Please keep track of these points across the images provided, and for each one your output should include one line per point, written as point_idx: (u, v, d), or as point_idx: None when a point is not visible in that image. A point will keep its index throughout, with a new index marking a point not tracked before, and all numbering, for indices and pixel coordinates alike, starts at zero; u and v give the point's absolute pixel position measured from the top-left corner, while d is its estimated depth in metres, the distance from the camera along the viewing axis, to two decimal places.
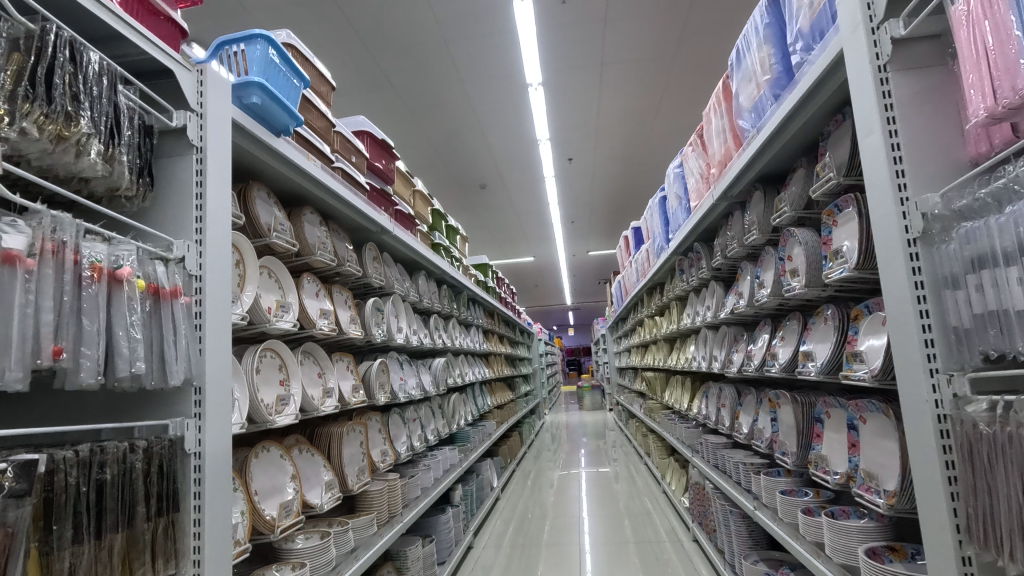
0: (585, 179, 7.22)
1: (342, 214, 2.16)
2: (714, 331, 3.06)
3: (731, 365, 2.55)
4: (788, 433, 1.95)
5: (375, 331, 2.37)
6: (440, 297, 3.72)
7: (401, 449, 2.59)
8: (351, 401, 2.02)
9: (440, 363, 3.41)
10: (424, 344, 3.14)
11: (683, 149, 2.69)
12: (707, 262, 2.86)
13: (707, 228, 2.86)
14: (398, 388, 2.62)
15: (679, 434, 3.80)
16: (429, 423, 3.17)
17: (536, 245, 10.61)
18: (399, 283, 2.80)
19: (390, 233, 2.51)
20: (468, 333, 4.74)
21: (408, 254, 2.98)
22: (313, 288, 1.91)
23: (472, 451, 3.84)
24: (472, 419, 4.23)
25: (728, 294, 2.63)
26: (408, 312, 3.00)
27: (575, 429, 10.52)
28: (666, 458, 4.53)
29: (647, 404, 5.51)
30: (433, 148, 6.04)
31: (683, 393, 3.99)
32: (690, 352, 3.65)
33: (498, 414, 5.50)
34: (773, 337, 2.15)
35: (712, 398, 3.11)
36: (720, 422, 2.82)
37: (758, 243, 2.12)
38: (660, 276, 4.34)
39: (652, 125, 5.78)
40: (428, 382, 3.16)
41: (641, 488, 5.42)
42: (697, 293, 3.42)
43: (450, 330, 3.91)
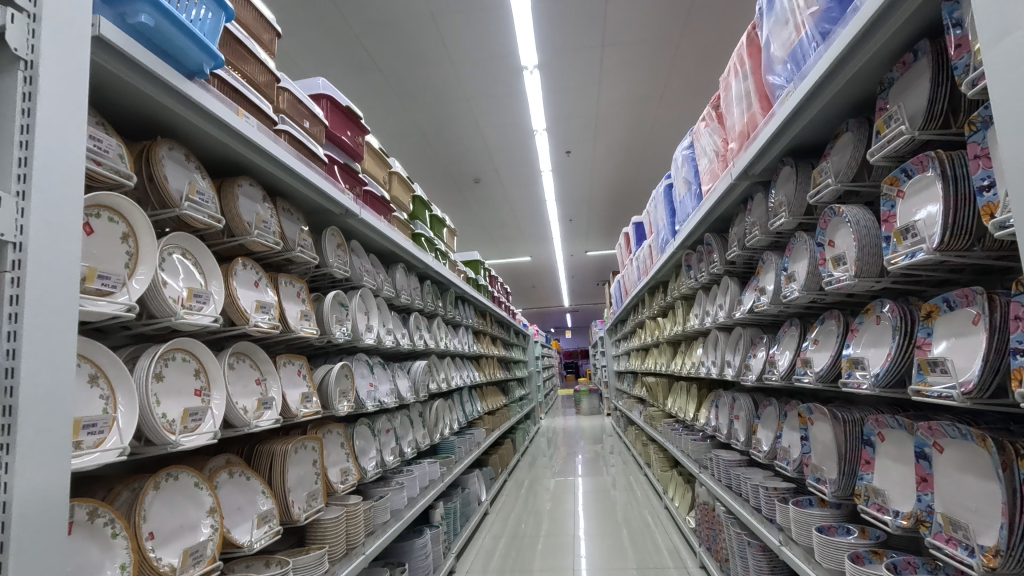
0: (585, 174, 6.89)
1: (296, 191, 1.83)
2: (727, 333, 2.72)
3: (747, 374, 2.22)
4: (823, 456, 1.62)
5: (336, 330, 2.04)
6: (423, 294, 3.38)
7: (367, 467, 2.25)
8: (298, 413, 1.69)
9: (421, 366, 3.07)
10: (402, 346, 2.80)
11: (694, 127, 2.36)
12: (719, 254, 2.53)
13: (719, 217, 2.53)
14: (366, 397, 2.28)
15: (684, 447, 3.47)
16: (406, 434, 2.83)
17: (534, 244, 10.28)
18: (371, 277, 2.46)
19: (356, 217, 2.17)
20: (456, 334, 4.40)
21: (382, 244, 2.64)
22: (250, 276, 1.58)
23: (456, 462, 3.51)
24: (458, 427, 3.90)
25: (745, 291, 2.30)
26: (382, 309, 2.66)
27: (571, 434, 10.17)
28: (669, 470, 4.20)
29: (647, 411, 5.18)
30: (423, 137, 5.71)
31: (689, 401, 3.65)
32: (697, 355, 3.32)
33: (489, 420, 5.17)
34: (802, 342, 1.82)
35: (723, 409, 2.78)
36: (734, 437, 2.49)
37: (785, 229, 1.80)
38: (665, 274, 4.01)
39: (655, 114, 5.46)
40: (404, 389, 2.82)
41: (640, 499, 5.08)
42: (706, 291, 3.10)
43: (435, 329, 3.57)
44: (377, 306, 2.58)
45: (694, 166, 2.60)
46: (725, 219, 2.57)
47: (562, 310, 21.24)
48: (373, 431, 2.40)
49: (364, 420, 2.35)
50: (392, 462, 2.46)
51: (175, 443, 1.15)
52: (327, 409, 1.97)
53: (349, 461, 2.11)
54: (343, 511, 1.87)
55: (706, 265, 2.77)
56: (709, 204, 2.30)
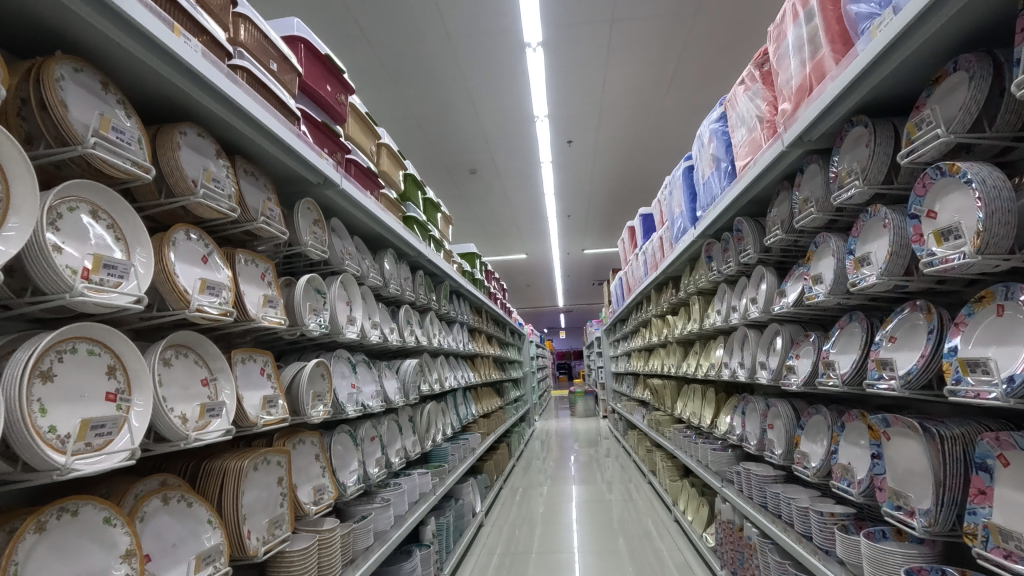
0: (586, 166, 6.58)
1: (262, 149, 1.51)
2: (757, 332, 2.41)
3: (791, 378, 1.91)
4: (908, 481, 1.32)
5: (310, 321, 1.71)
6: (415, 286, 3.05)
7: (347, 482, 1.92)
8: (257, 422, 1.36)
9: (412, 366, 2.74)
10: (391, 342, 2.48)
11: (730, 92, 2.06)
12: (753, 241, 2.23)
13: (754, 198, 2.23)
14: (346, 401, 1.95)
15: (699, 457, 3.16)
16: (394, 442, 2.50)
17: (530, 240, 9.96)
18: (354, 261, 2.13)
19: (336, 188, 1.84)
20: (450, 331, 4.07)
21: (368, 224, 2.31)
22: (195, 249, 1.25)
23: (449, 472, 3.18)
24: (451, 432, 3.57)
25: (788, 281, 2.01)
26: (367, 300, 2.34)
27: (566, 437, 9.85)
28: (678, 480, 3.90)
29: (652, 415, 4.88)
30: (417, 122, 5.39)
31: (704, 406, 3.35)
32: (717, 355, 3.01)
33: (484, 424, 4.84)
34: (871, 340, 1.52)
35: (752, 417, 2.47)
36: (768, 449, 2.19)
37: (853, 204, 1.49)
38: (678, 268, 3.71)
39: (663, 101, 5.17)
40: (392, 391, 2.50)
41: (642, 506, 4.78)
42: (729, 285, 2.80)
43: (427, 325, 3.24)
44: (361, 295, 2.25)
45: (726, 140, 2.30)
46: (760, 200, 2.26)
47: (556, 310, 20.91)
48: (356, 440, 2.07)
49: (344, 426, 2.02)
50: (378, 475, 2.14)
51: (64, 468, 0.82)
52: (298, 416, 1.64)
53: (325, 476, 1.78)
54: (316, 539, 1.54)
55: (734, 254, 2.47)
56: (747, 180, 1.99)
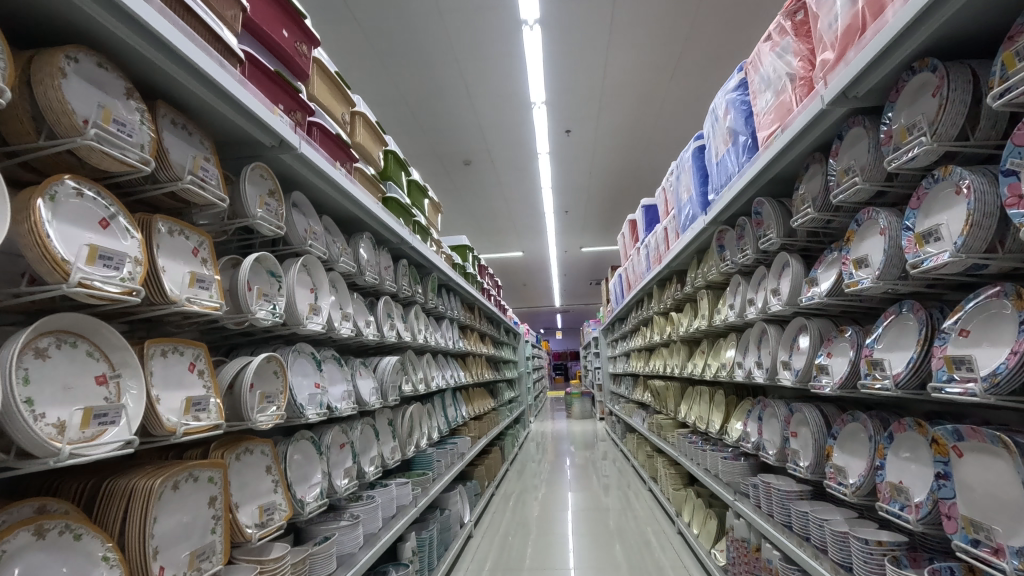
0: (585, 158, 6.32)
1: (195, 95, 1.24)
2: (778, 328, 2.15)
3: (823, 379, 1.65)
4: (993, 510, 1.05)
5: (260, 308, 1.44)
6: (397, 276, 2.78)
7: (306, 498, 1.64)
8: (176, 431, 1.08)
9: (391, 364, 2.46)
10: (366, 336, 2.20)
11: (754, 51, 1.80)
12: (776, 224, 1.96)
13: (777, 175, 1.97)
14: (306, 403, 1.67)
15: (707, 466, 2.89)
16: (367, 451, 2.22)
17: (526, 237, 9.68)
18: (320, 242, 1.86)
19: (294, 153, 1.57)
20: (439, 328, 3.80)
21: (338, 201, 2.04)
22: (92, 210, 0.98)
23: (434, 480, 2.91)
24: (437, 436, 3.30)
25: (819, 267, 1.75)
26: (338, 289, 2.06)
27: (561, 439, 9.58)
28: (682, 489, 3.63)
29: (653, 418, 4.62)
30: (408, 107, 5.13)
31: (712, 410, 3.09)
32: (728, 355, 2.75)
33: (475, 426, 4.57)
34: (932, 334, 1.25)
35: (771, 423, 2.21)
36: (790, 460, 1.92)
37: (912, 169, 1.23)
38: (684, 261, 3.45)
39: (666, 86, 4.91)
40: (366, 392, 2.22)
41: (642, 512, 4.52)
42: (743, 276, 2.54)
43: (411, 320, 2.97)
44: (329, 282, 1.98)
45: (745, 111, 2.04)
46: (784, 178, 2.00)
47: (553, 310, 20.66)
48: (320, 448, 1.79)
49: (306, 432, 1.75)
50: (346, 488, 1.86)
51: None
52: (240, 421, 1.36)
53: (275, 491, 1.51)
54: (256, 571, 1.27)
55: (752, 240, 2.21)
56: (772, 152, 1.73)
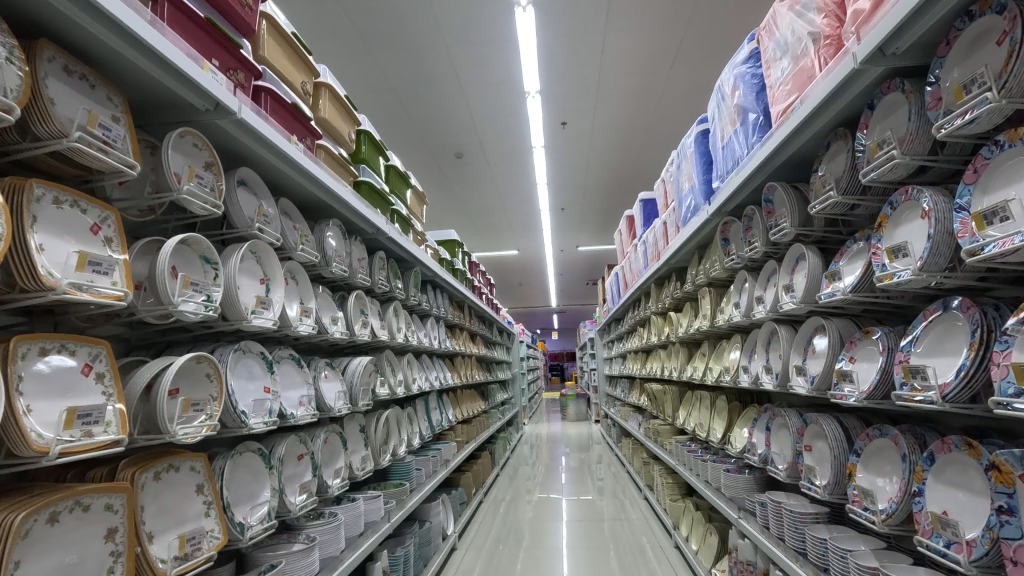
0: (582, 152, 6.10)
1: (92, 35, 1.01)
2: (790, 328, 1.94)
3: (846, 388, 1.43)
4: None
5: (186, 300, 1.21)
6: (372, 269, 2.55)
7: (248, 521, 1.41)
8: (49, 450, 0.85)
9: (362, 366, 2.23)
10: (330, 335, 1.98)
11: (769, 13, 1.59)
12: (791, 211, 1.74)
13: (792, 157, 1.75)
14: (250, 411, 1.44)
15: (708, 478, 2.67)
16: (329, 463, 1.99)
17: (521, 234, 9.46)
18: (273, 227, 1.63)
19: (233, 119, 1.34)
20: (423, 327, 3.56)
21: (298, 181, 1.81)
22: None
23: (413, 491, 2.68)
24: (419, 443, 3.08)
25: (840, 259, 1.54)
26: (297, 282, 1.84)
27: (555, 441, 9.36)
28: (681, 501, 3.41)
29: (650, 422, 4.39)
30: (396, 96, 4.90)
31: (714, 417, 2.86)
32: (732, 358, 2.53)
33: (463, 430, 4.34)
34: (989, 337, 1.04)
35: (782, 434, 1.99)
36: (804, 478, 1.70)
37: (968, 135, 1.01)
38: (684, 256, 3.22)
39: (666, 74, 4.70)
40: (330, 396, 1.99)
41: (635, 520, 4.30)
42: (750, 271, 2.32)
43: (389, 317, 2.74)
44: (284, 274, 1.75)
45: (756, 86, 1.82)
46: (801, 161, 1.78)
47: (549, 310, 20.45)
48: (270, 462, 1.56)
49: (251, 443, 1.51)
50: (300, 508, 1.63)
51: None
52: (155, 434, 1.14)
53: (205, 515, 1.28)
54: None
55: (762, 231, 1.99)
56: (790, 127, 1.51)
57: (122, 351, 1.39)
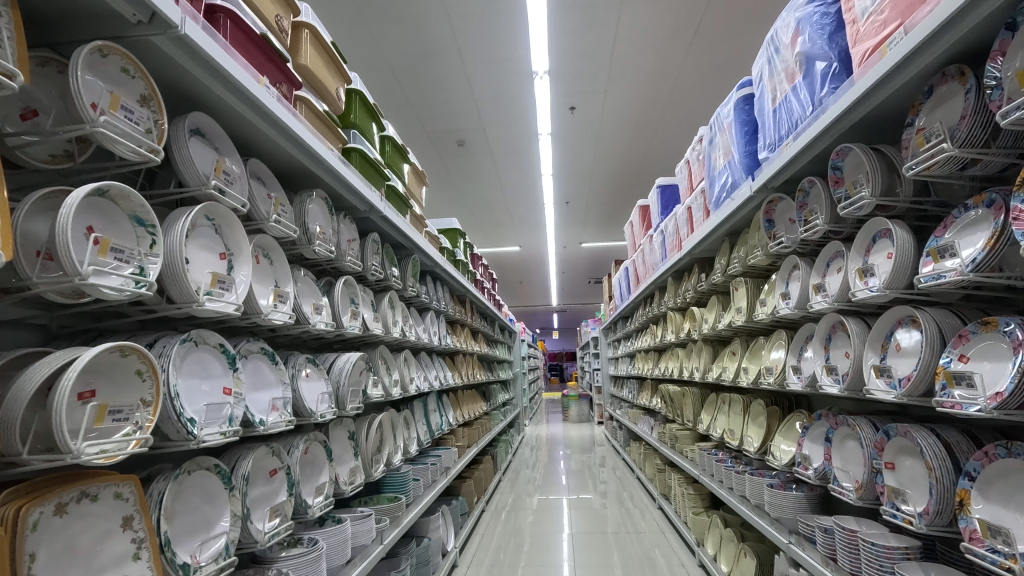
0: (590, 140, 5.79)
1: None
2: (861, 321, 1.62)
3: (961, 396, 1.13)
4: None
5: (105, 270, 0.90)
6: (364, 253, 2.24)
7: (198, 562, 1.10)
8: None
9: (351, 363, 1.92)
10: (313, 325, 1.66)
11: None
12: (872, 178, 1.42)
13: (874, 111, 1.44)
14: (202, 419, 1.13)
15: (743, 492, 2.36)
16: (310, 478, 1.67)
17: (522, 230, 9.14)
18: (236, 188, 1.32)
19: (173, 37, 1.02)
20: (421, 321, 3.25)
21: (272, 137, 1.49)
22: None
23: (409, 505, 2.37)
24: (416, 449, 2.77)
25: (945, 233, 1.23)
26: (271, 262, 1.52)
27: (556, 444, 9.02)
28: (704, 514, 3.09)
29: (665, 427, 4.10)
30: (394, 75, 4.59)
31: (747, 423, 2.56)
32: (774, 358, 2.21)
33: (464, 433, 4.04)
34: None
35: (846, 448, 1.68)
36: (886, 503, 1.41)
37: None
38: (712, 244, 2.91)
39: (684, 56, 4.40)
40: (311, 399, 1.68)
41: (648, 528, 4.00)
42: (800, 256, 2.00)
43: (384, 309, 2.43)
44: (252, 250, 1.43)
45: (827, 27, 1.54)
46: (882, 118, 1.47)
47: (549, 309, 20.18)
48: (230, 482, 1.25)
49: (205, 459, 1.19)
50: (270, 537, 1.31)
51: None
52: (55, 453, 0.82)
53: (132, 559, 0.96)
54: None
55: (827, 206, 1.68)
56: (890, 63, 1.21)
57: (36, 342, 1.07)
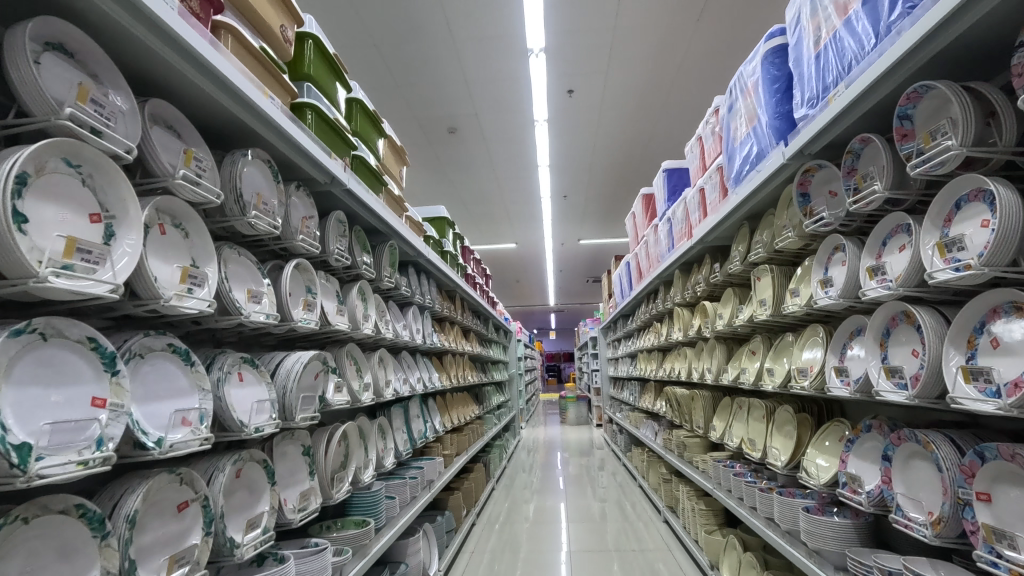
0: (589, 127, 5.47)
1: None
2: (935, 310, 1.29)
3: None
4: None
5: None
6: (325, 234, 1.90)
7: None
8: None
9: (302, 364, 1.58)
10: (247, 317, 1.33)
11: None
12: (961, 123, 1.10)
13: (964, 33, 1.11)
14: (46, 446, 0.79)
15: (769, 514, 2.03)
16: (245, 509, 1.34)
17: (519, 225, 8.83)
18: (120, 129, 0.97)
19: None
20: (402, 317, 2.91)
21: (181, 70, 1.15)
22: None
23: (380, 529, 2.04)
24: (393, 462, 2.44)
25: None
26: (187, 235, 1.19)
27: (554, 447, 8.70)
28: (718, 533, 2.77)
29: (672, 434, 3.77)
30: (379, 54, 4.26)
31: (770, 432, 2.23)
32: (809, 358, 1.88)
33: (452, 441, 3.71)
34: None
35: (911, 468, 1.35)
36: (980, 546, 1.08)
37: None
38: (728, 230, 2.58)
39: (691, 34, 4.08)
40: (243, 410, 1.34)
41: (652, 542, 3.68)
42: (842, 236, 1.68)
43: (351, 301, 2.09)
44: (148, 218, 1.08)
45: None
46: (971, 45, 1.14)
47: (547, 309, 19.86)
48: (102, 528, 0.91)
49: (58, 498, 0.86)
50: None
51: None
52: None
53: None
54: None
55: (888, 168, 1.35)
56: None
57: None
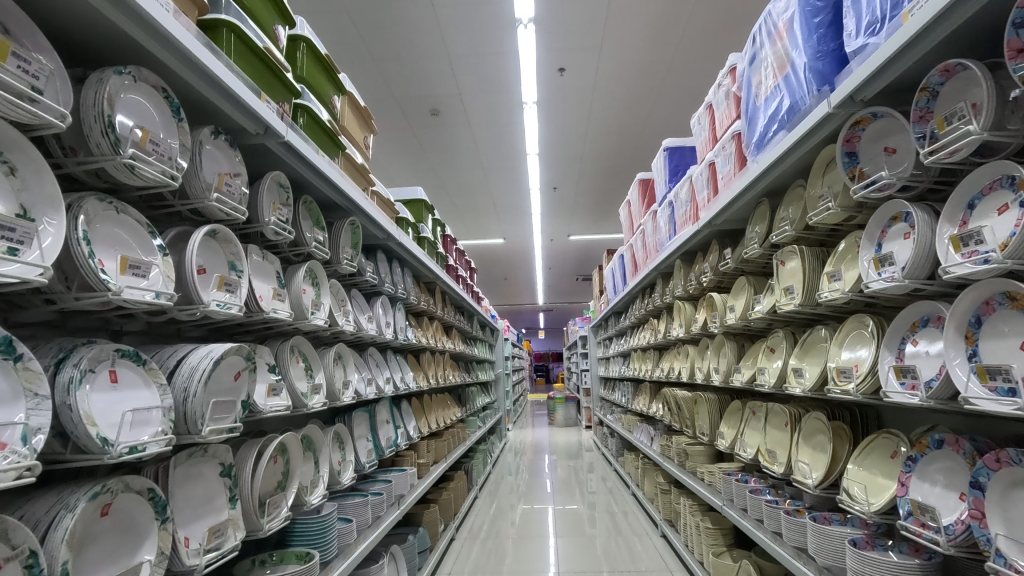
0: (581, 110, 5.14)
1: None
2: None
3: None
4: None
5: None
6: (258, 198, 1.53)
7: None
8: None
9: (214, 360, 1.21)
10: (120, 294, 0.94)
11: None
12: None
13: None
14: None
15: (798, 544, 1.69)
16: (116, 560, 0.97)
17: (507, 219, 8.49)
18: None
19: None
20: (369, 309, 2.54)
21: None
22: None
23: (328, 563, 1.67)
24: (351, 478, 2.07)
25: None
26: (12, 172, 0.83)
27: (542, 450, 8.37)
28: (727, 555, 2.44)
29: (670, 440, 3.44)
30: (353, 24, 3.88)
31: (795, 443, 1.89)
32: (852, 357, 1.55)
33: (428, 448, 3.34)
34: None
35: (1016, 503, 1.01)
36: None
37: None
38: (742, 209, 2.25)
39: (693, 7, 3.77)
40: (110, 424, 0.97)
41: (649, 558, 3.34)
42: (899, 205, 1.34)
43: (294, 283, 1.72)
44: None
45: None
46: None
47: (535, 309, 19.55)
48: None
49: None
50: None
51: None
52: None
53: None
54: None
55: (988, 102, 1.01)
56: None
57: None
